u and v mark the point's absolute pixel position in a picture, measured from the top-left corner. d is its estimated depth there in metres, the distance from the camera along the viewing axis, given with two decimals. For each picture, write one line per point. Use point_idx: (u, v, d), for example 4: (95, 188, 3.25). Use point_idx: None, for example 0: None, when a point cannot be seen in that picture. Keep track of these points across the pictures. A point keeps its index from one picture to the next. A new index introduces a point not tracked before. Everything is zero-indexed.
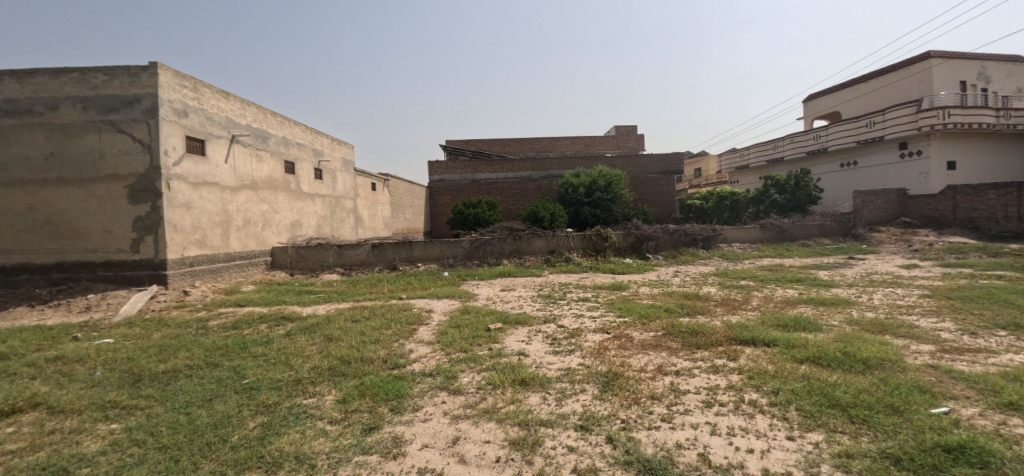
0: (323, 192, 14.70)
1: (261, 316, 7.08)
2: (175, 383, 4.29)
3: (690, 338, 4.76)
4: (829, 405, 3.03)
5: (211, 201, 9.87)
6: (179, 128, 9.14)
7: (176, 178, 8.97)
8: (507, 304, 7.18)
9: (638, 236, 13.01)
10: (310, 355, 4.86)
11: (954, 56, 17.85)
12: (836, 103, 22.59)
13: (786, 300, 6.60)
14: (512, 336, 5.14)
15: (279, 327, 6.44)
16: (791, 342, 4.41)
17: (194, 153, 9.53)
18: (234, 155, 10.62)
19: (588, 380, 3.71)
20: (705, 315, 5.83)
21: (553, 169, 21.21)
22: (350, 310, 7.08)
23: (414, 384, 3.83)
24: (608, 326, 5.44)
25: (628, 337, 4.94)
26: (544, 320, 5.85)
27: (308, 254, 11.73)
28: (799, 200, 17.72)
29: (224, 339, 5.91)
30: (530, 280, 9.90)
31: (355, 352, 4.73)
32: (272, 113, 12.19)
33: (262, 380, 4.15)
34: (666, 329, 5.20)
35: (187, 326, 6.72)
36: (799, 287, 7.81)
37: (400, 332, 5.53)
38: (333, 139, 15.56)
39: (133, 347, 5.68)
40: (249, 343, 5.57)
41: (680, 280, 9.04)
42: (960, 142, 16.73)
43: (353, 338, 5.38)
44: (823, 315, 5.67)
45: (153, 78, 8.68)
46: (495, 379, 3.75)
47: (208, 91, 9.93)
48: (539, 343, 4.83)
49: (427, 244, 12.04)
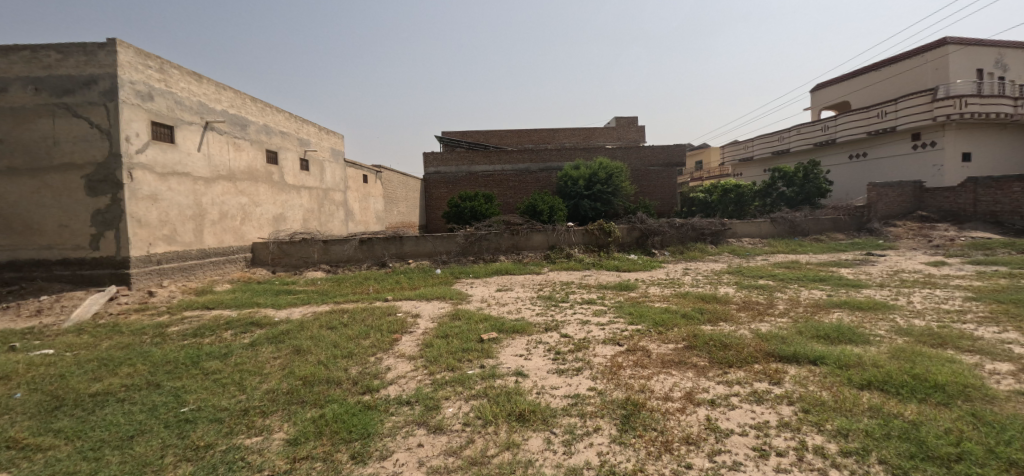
0: (309, 183, 13.87)
1: (228, 321, 6.31)
2: (100, 412, 3.55)
3: (718, 353, 4.04)
4: (925, 457, 2.31)
5: (183, 193, 9.05)
6: (144, 112, 8.29)
7: (140, 167, 8.15)
8: (504, 307, 6.42)
9: (643, 231, 12.27)
10: (269, 373, 4.13)
11: (971, 42, 17.05)
12: (845, 93, 21.80)
13: (816, 304, 5.87)
14: (509, 350, 4.39)
15: (244, 335, 5.70)
16: (843, 361, 3.67)
17: (161, 140, 8.68)
18: (208, 143, 9.79)
19: (602, 413, 2.98)
20: (730, 323, 5.06)
21: (552, 161, 20.58)
22: (328, 313, 6.32)
23: (386, 417, 3.10)
24: (619, 337, 4.68)
25: (644, 352, 4.19)
26: (545, 328, 5.08)
27: (292, 250, 10.96)
28: (809, 193, 16.91)
29: (178, 351, 5.15)
30: (528, 279, 9.08)
31: (322, 371, 3.99)
32: (251, 98, 11.32)
33: (203, 410, 3.41)
34: (688, 341, 4.44)
35: (143, 334, 5.97)
36: (825, 287, 7.08)
37: (378, 343, 4.78)
38: (320, 128, 14.72)
39: (73, 361, 4.93)
40: (203, 356, 4.82)
41: (692, 280, 8.29)
42: (976, 133, 16.06)
43: (324, 350, 4.64)
44: (866, 323, 4.92)
45: (112, 57, 7.83)
46: (485, 412, 3.02)
47: (177, 73, 9.06)
48: (540, 359, 4.08)
49: (418, 240, 11.27)
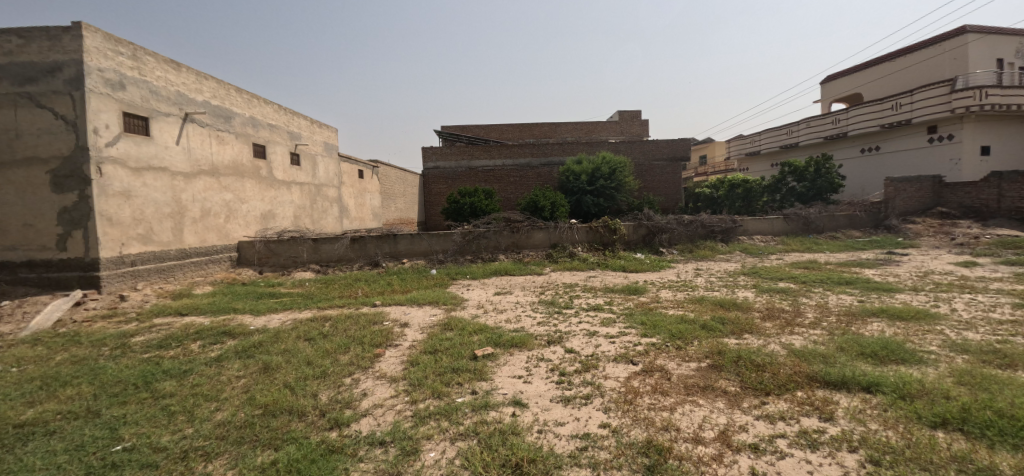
0: (300, 178, 13.28)
1: (199, 330, 5.74)
2: (18, 451, 2.99)
3: (749, 375, 3.46)
4: None
5: (159, 189, 8.45)
6: (115, 102, 7.69)
7: (110, 161, 7.56)
8: (502, 314, 5.82)
9: (650, 228, 11.66)
10: (227, 399, 3.57)
11: (991, 31, 16.30)
12: (857, 84, 21.05)
13: (850, 312, 5.28)
14: (506, 370, 3.79)
15: (213, 347, 5.16)
16: (905, 390, 3.08)
17: (135, 132, 8.09)
18: (188, 136, 9.19)
19: (620, 464, 2.39)
20: (757, 336, 4.46)
21: (553, 155, 20.16)
22: (307, 322, 5.75)
23: (352, 465, 2.52)
24: (632, 353, 4.07)
25: (663, 373, 3.60)
26: (547, 342, 4.48)
27: (279, 249, 10.38)
28: (820, 188, 16.13)
29: (134, 367, 4.59)
30: (529, 281, 8.52)
31: (286, 396, 3.43)
32: (235, 89, 10.70)
33: (135, 451, 2.84)
34: (712, 359, 3.84)
35: (103, 345, 5.41)
36: (854, 291, 6.47)
37: (358, 360, 4.20)
38: (312, 121, 14.11)
39: (15, 379, 4.37)
40: (159, 374, 4.26)
41: (706, 282, 7.68)
42: (997, 126, 15.36)
43: (294, 369, 4.08)
44: (913, 337, 4.30)
45: (78, 42, 7.23)
46: (473, 460, 2.45)
47: (152, 60, 8.44)
48: (542, 383, 3.49)
49: (413, 238, 10.70)
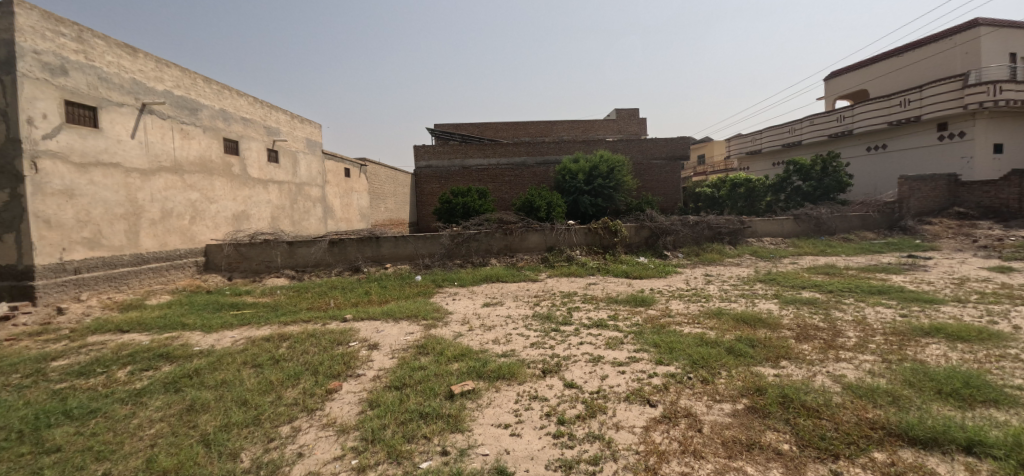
0: (279, 177, 12.39)
1: (133, 352, 4.86)
2: None
3: (808, 425, 2.65)
4: None
5: (111, 187, 7.58)
6: (55, 89, 6.82)
7: (49, 156, 6.68)
8: (489, 331, 4.99)
9: (654, 230, 10.89)
10: (123, 459, 2.73)
11: (1005, 23, 15.60)
12: (863, 81, 20.38)
13: (897, 330, 4.49)
14: (490, 415, 2.96)
15: (143, 375, 4.30)
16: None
17: (81, 124, 7.21)
18: (146, 129, 8.31)
19: None
20: (798, 364, 3.66)
21: (549, 155, 19.41)
22: (260, 342, 4.90)
23: None
24: (648, 389, 3.26)
25: (692, 420, 2.80)
26: (542, 372, 3.67)
27: (251, 254, 9.52)
28: (827, 187, 15.33)
29: (30, 404, 3.70)
30: (522, 289, 7.72)
31: (196, 459, 2.59)
32: (203, 78, 9.81)
33: None
34: (751, 399, 3.03)
35: (14, 371, 4.53)
36: (890, 302, 5.70)
37: (306, 397, 3.36)
38: (292, 117, 13.23)
39: None
40: (54, 417, 3.39)
41: (720, 290, 6.86)
42: (1013, 122, 14.64)
43: (222, 410, 3.25)
44: (989, 368, 3.50)
45: (8, 19, 6.35)
46: None
47: (101, 43, 7.56)
48: (535, 437, 2.67)
49: (396, 241, 9.85)
